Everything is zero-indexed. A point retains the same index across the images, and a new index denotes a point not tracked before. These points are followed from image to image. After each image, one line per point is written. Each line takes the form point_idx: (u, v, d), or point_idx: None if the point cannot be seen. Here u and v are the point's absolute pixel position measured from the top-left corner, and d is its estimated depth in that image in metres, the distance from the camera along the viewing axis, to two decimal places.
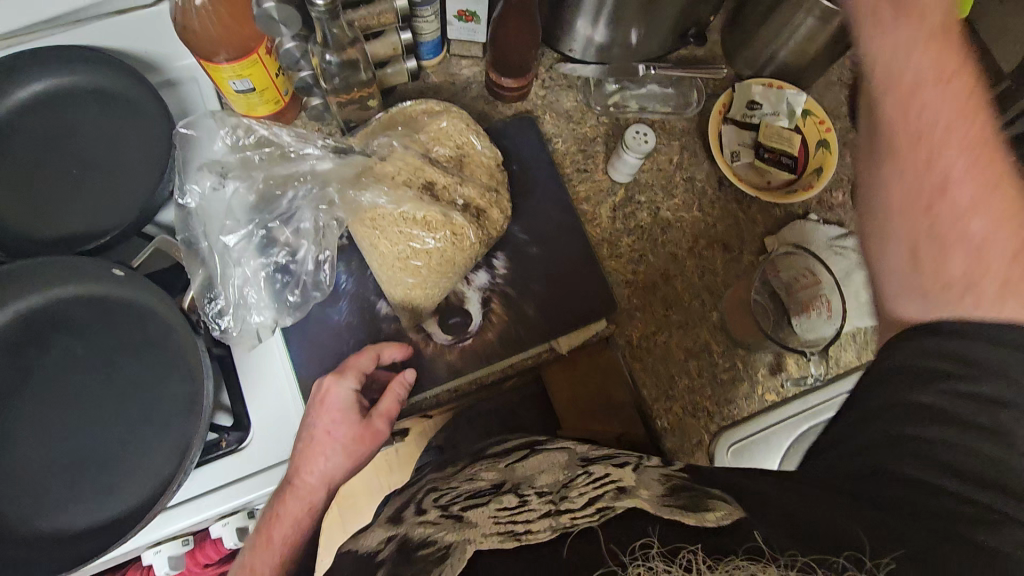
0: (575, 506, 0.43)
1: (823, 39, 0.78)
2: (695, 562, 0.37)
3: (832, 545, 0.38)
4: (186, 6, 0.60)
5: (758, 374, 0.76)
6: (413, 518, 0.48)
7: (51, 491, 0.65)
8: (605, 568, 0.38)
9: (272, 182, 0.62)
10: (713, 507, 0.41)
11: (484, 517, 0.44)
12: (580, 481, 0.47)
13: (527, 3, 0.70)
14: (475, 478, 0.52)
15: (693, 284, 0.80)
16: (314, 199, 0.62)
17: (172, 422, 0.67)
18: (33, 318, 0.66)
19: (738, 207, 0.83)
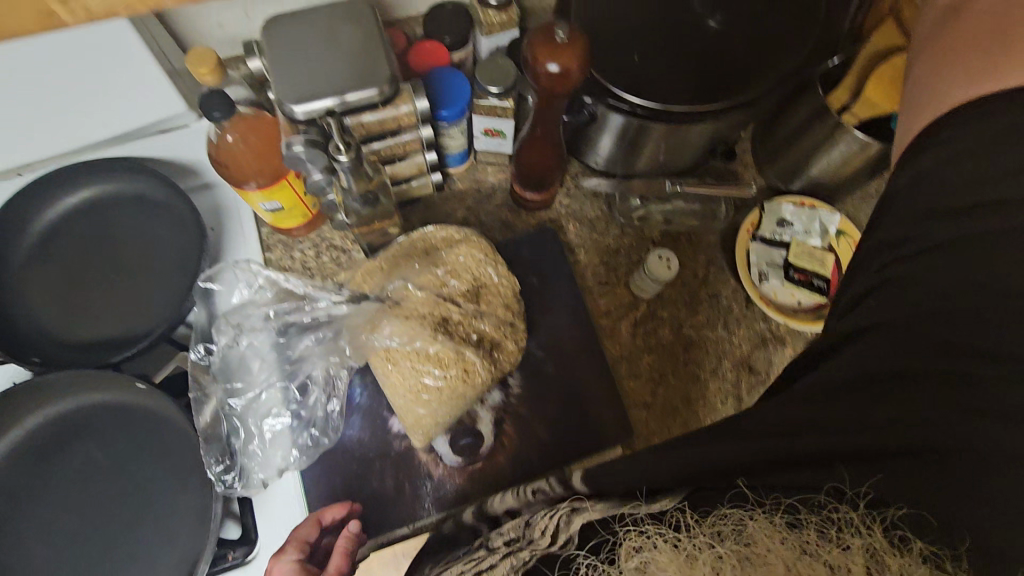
0: (538, 541, 0.40)
1: (859, 164, 0.75)
2: (679, 517, 0.36)
3: (811, 480, 0.37)
4: (219, 141, 0.62)
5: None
6: None
7: None
8: (596, 551, 0.37)
9: (285, 330, 0.63)
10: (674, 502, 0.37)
11: None
12: (540, 512, 0.44)
13: (550, 136, 0.71)
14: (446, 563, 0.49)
15: (715, 410, 0.77)
16: (327, 348, 0.63)
17: (183, 534, 0.68)
18: (60, 426, 0.68)
19: (766, 327, 0.80)
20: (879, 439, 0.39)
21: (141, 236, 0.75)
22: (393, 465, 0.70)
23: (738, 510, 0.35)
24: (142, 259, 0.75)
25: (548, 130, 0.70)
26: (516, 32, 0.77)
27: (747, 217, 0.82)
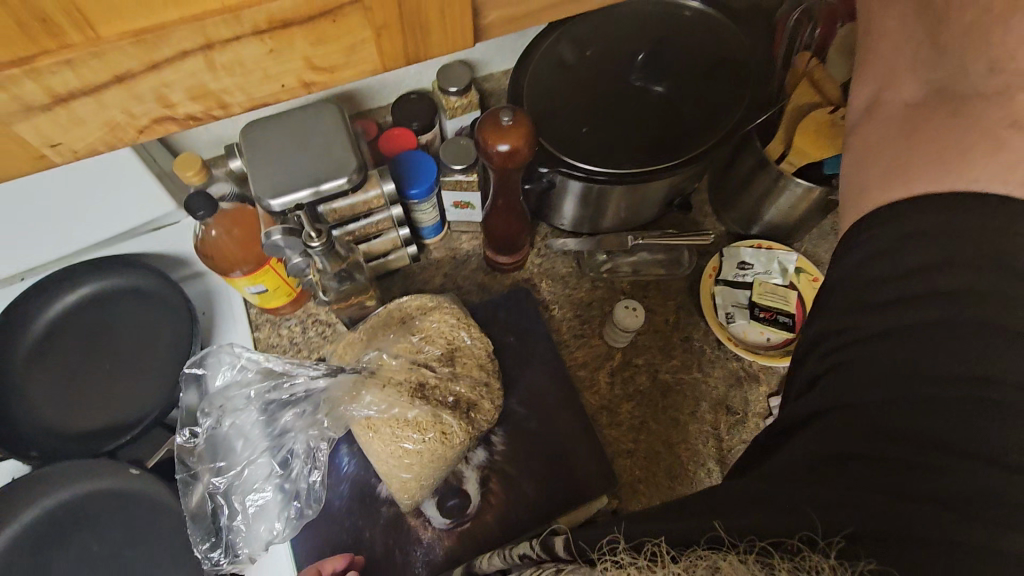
0: None
1: (806, 206, 0.80)
2: (658, 551, 0.34)
3: (786, 525, 0.33)
4: (204, 237, 0.68)
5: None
6: None
7: None
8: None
9: (265, 409, 0.64)
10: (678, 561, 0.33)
11: None
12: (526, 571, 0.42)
13: (513, 203, 0.76)
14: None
15: (697, 451, 0.78)
16: (306, 423, 0.63)
17: None
18: (57, 517, 0.70)
19: (740, 366, 0.83)
20: (861, 486, 0.34)
21: (137, 326, 0.80)
22: (383, 532, 0.71)
23: (713, 554, 0.32)
24: (137, 349, 0.80)
25: (508, 199, 0.76)
26: (476, 112, 0.85)
27: (708, 263, 0.86)
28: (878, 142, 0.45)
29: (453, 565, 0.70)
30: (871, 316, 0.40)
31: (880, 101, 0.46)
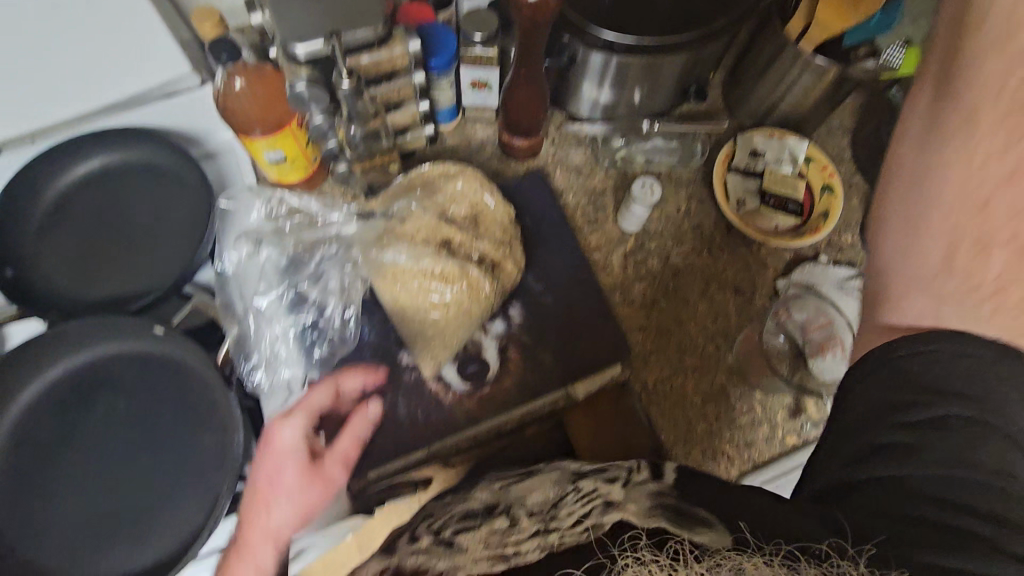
0: (563, 526, 0.44)
1: (821, 90, 0.81)
2: (681, 549, 0.39)
3: (818, 533, 0.40)
4: (226, 91, 0.68)
5: (778, 420, 0.76)
6: (408, 546, 0.47)
7: (87, 541, 0.67)
8: (593, 561, 0.41)
9: (301, 246, 0.73)
10: (711, 523, 0.41)
11: (474, 543, 0.45)
12: (569, 498, 0.47)
13: (537, 75, 0.75)
14: (468, 497, 0.52)
15: (707, 328, 0.81)
16: (340, 260, 0.73)
17: (206, 474, 0.70)
18: (78, 377, 0.69)
19: (748, 252, 0.85)
20: (879, 512, 0.42)
21: (154, 201, 0.79)
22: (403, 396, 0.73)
23: (738, 558, 0.38)
24: (153, 223, 0.79)
25: (533, 71, 0.75)
26: None
27: (721, 151, 0.87)
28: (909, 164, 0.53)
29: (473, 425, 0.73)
30: (915, 367, 0.46)
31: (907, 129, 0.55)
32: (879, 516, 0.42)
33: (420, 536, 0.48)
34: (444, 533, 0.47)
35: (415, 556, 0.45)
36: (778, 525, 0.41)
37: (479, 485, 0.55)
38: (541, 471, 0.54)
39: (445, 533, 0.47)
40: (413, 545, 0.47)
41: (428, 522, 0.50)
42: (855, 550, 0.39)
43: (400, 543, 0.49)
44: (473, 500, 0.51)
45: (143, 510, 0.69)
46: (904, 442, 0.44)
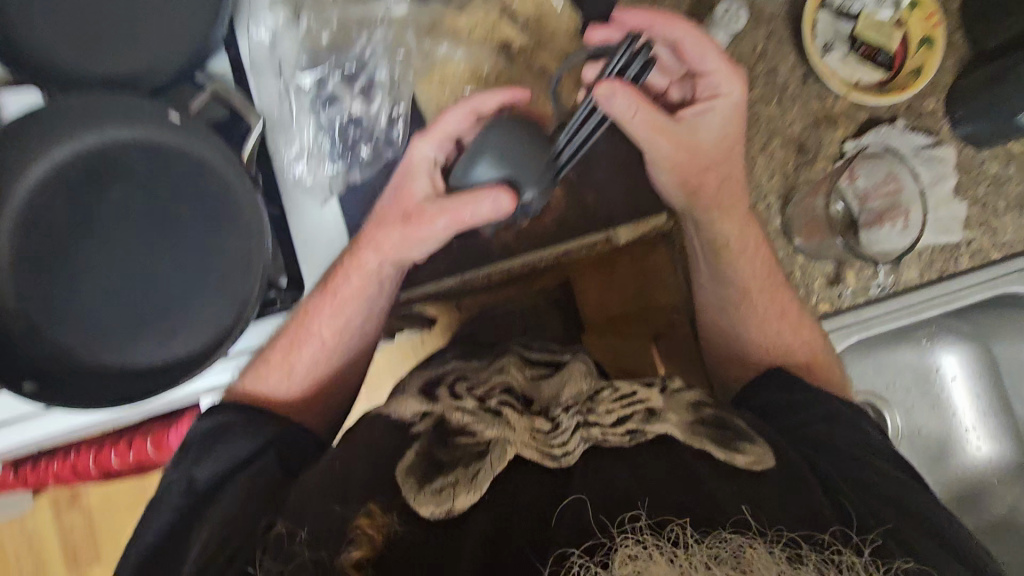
0: (605, 421, 0.43)
1: None
2: (680, 535, 0.36)
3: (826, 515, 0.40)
4: None
5: (815, 286, 0.77)
6: (449, 400, 0.47)
7: (110, 333, 0.64)
8: (594, 541, 0.37)
9: (346, 24, 0.70)
10: (747, 449, 0.43)
11: (519, 425, 0.43)
12: (606, 395, 0.45)
13: None
14: (506, 372, 0.51)
15: (761, 185, 0.77)
16: (388, 49, 0.71)
17: (231, 277, 0.66)
18: (88, 162, 0.63)
19: (821, 107, 0.78)
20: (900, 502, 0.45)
21: None
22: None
23: (740, 537, 0.35)
24: None
25: None
26: None
27: None
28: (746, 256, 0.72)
29: (509, 257, 0.76)
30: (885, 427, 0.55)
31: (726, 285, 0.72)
32: (884, 508, 0.44)
33: (456, 390, 0.49)
34: (482, 395, 0.46)
35: (453, 413, 0.45)
36: (779, 516, 0.39)
37: (507, 361, 0.55)
38: (569, 366, 0.52)
39: (488, 402, 0.45)
40: (455, 402, 0.46)
41: (462, 369, 0.54)
42: (856, 541, 0.39)
43: (440, 390, 0.50)
44: (510, 376, 0.50)
45: (156, 308, 0.65)
46: (886, 470, 0.49)
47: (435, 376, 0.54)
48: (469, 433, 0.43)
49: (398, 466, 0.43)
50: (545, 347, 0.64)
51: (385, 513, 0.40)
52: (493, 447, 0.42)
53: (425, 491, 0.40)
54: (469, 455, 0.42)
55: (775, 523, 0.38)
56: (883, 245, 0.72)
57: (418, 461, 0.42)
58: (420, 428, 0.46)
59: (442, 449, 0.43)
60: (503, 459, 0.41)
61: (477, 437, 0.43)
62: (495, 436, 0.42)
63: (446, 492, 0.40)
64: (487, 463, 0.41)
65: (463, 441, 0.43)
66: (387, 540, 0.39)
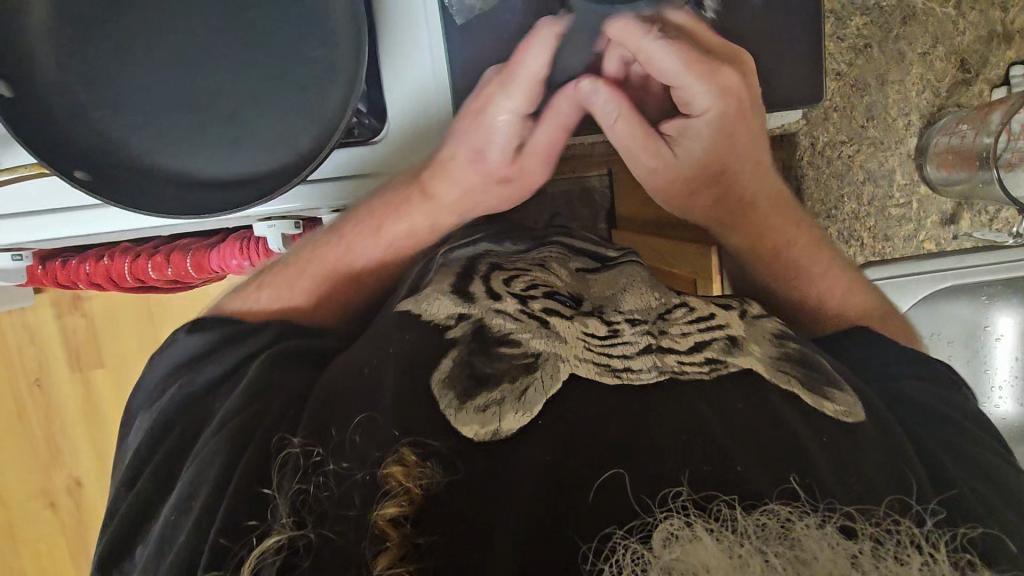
0: (680, 347, 0.39)
1: None
2: (724, 511, 0.30)
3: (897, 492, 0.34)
4: None
5: (927, 223, 0.71)
6: (487, 304, 0.42)
7: (168, 131, 0.54)
8: (640, 521, 0.30)
9: None
10: (835, 398, 0.39)
11: (574, 336, 0.39)
12: (678, 316, 0.42)
13: None
14: (548, 274, 0.47)
15: (907, 99, 0.68)
16: None
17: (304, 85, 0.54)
18: None
19: (1000, 18, 0.66)
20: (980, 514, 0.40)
21: None
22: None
23: (787, 508, 0.29)
24: None
25: None
26: None
27: None
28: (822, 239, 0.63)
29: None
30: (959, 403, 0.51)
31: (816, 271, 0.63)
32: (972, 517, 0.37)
33: (493, 287, 0.44)
34: (523, 296, 0.43)
35: (494, 317, 0.41)
36: (851, 491, 0.33)
37: (546, 255, 0.52)
38: (624, 268, 0.50)
39: (532, 307, 0.42)
40: (494, 303, 0.42)
41: (496, 258, 0.50)
42: (913, 507, 0.33)
43: (473, 285, 0.45)
44: (552, 278, 0.47)
45: (228, 109, 0.54)
46: None
47: (469, 255, 0.51)
48: (512, 343, 0.39)
49: (431, 373, 0.38)
50: (587, 241, 0.58)
51: (420, 461, 0.33)
52: (544, 359, 0.37)
53: (467, 408, 0.35)
54: (516, 367, 0.37)
55: (836, 495, 0.32)
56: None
57: (458, 369, 0.37)
58: (456, 333, 0.40)
59: (483, 361, 0.38)
60: (557, 377, 0.36)
61: (522, 349, 0.38)
62: (547, 350, 0.38)
63: (492, 410, 0.35)
64: (537, 382, 0.36)
65: (508, 352, 0.38)
66: (420, 496, 0.32)
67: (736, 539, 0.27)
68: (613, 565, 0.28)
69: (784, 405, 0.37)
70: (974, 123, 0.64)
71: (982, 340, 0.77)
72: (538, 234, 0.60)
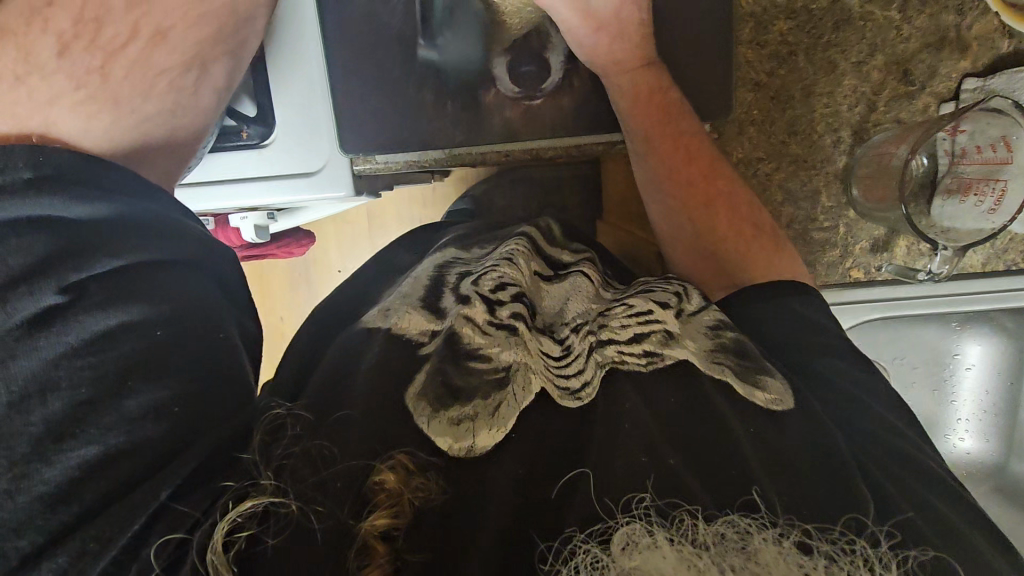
0: (618, 338, 0.40)
1: None
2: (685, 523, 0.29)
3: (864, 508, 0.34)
4: None
5: (855, 249, 0.72)
6: (456, 309, 0.41)
7: None
8: (600, 525, 0.30)
9: None
10: (765, 384, 0.40)
11: (535, 347, 0.39)
12: (617, 311, 0.43)
13: None
14: (513, 264, 0.44)
15: (837, 114, 0.69)
16: None
17: None
18: None
19: (955, 24, 0.65)
20: None
21: None
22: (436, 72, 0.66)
23: (746, 519, 0.29)
24: None
25: None
26: None
27: None
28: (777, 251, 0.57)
29: (511, 140, 0.68)
30: None
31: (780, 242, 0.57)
32: None
33: (461, 292, 0.42)
34: (492, 302, 0.40)
35: (465, 327, 0.39)
36: (802, 501, 0.33)
37: (513, 246, 0.48)
38: (573, 274, 0.48)
39: (500, 314, 0.40)
40: (463, 309, 0.40)
41: (462, 266, 0.47)
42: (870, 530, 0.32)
43: (442, 298, 0.42)
44: (519, 272, 0.44)
45: None
46: None
47: (432, 269, 0.47)
48: (482, 357, 0.37)
49: (406, 388, 0.36)
50: (546, 230, 0.56)
51: (418, 471, 0.32)
52: (514, 371, 0.37)
53: (441, 418, 0.34)
54: (489, 385, 0.36)
55: (796, 512, 0.32)
56: (959, 223, 0.65)
57: (430, 383, 0.36)
58: (430, 349, 0.38)
59: (457, 373, 0.36)
60: (527, 391, 0.36)
61: (492, 363, 0.37)
62: (516, 360, 0.37)
63: (464, 426, 0.34)
64: (510, 397, 0.36)
65: (478, 368, 0.37)
66: (412, 507, 0.31)
67: (696, 548, 0.27)
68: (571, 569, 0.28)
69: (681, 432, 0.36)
70: (894, 143, 0.65)
71: (950, 368, 0.76)
72: (507, 229, 0.56)
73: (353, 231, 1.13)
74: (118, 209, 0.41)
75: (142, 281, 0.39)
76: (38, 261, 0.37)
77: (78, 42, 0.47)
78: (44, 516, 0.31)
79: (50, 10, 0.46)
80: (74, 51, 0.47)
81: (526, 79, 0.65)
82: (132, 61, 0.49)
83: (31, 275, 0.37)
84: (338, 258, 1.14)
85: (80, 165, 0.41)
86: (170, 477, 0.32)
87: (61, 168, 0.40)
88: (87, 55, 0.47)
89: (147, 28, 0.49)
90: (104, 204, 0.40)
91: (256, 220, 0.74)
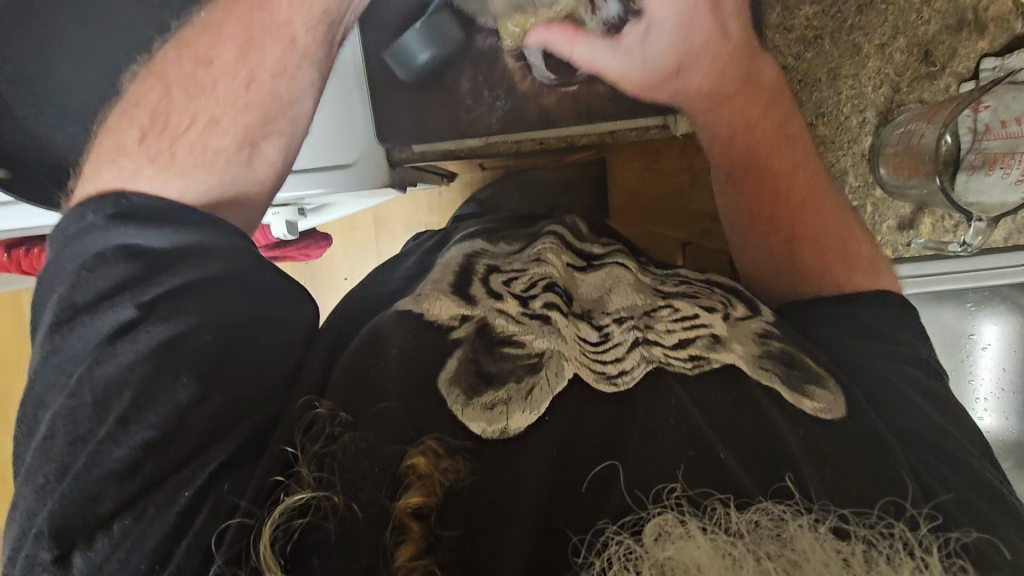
0: (666, 342, 0.40)
1: None
2: (716, 512, 0.29)
3: (901, 499, 0.34)
4: None
5: (883, 227, 0.71)
6: (490, 301, 0.41)
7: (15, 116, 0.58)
8: (632, 517, 0.30)
9: None
10: (816, 395, 0.40)
11: (572, 334, 0.39)
12: (665, 314, 0.42)
13: None
14: (543, 263, 0.45)
15: (861, 95, 0.67)
16: None
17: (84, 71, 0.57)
18: None
19: (972, 5, 0.64)
20: None
21: None
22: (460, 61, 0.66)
23: (780, 506, 0.29)
24: None
25: None
26: None
27: None
28: (858, 263, 0.53)
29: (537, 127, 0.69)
30: None
31: (860, 256, 0.53)
32: None
33: (492, 286, 0.43)
34: (524, 297, 0.41)
35: (498, 317, 0.39)
36: (837, 492, 0.33)
37: (541, 246, 0.48)
38: (609, 267, 0.48)
39: (533, 306, 0.41)
40: (496, 303, 0.41)
41: (490, 259, 0.47)
42: (909, 514, 0.33)
43: (474, 287, 0.43)
44: (553, 269, 0.45)
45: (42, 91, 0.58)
46: None
47: (460, 257, 0.47)
48: (517, 343, 0.38)
49: (439, 372, 0.36)
50: (575, 228, 0.56)
51: (447, 455, 0.33)
52: (548, 357, 0.37)
53: (474, 405, 0.35)
54: (522, 368, 0.37)
55: (832, 499, 0.32)
56: (984, 197, 0.64)
57: (462, 369, 0.36)
58: (461, 334, 0.38)
59: (488, 360, 0.37)
60: (560, 376, 0.36)
61: (526, 349, 0.38)
62: (549, 347, 0.37)
63: (498, 409, 0.35)
64: (543, 380, 0.36)
65: (512, 353, 0.37)
66: (443, 488, 0.31)
67: (730, 538, 0.27)
68: (606, 560, 0.28)
69: (710, 416, 0.36)
70: (924, 121, 0.63)
71: (967, 349, 0.75)
72: (532, 226, 0.57)
73: (365, 234, 1.13)
74: (182, 239, 0.40)
75: (207, 300, 0.39)
76: (115, 288, 0.39)
77: (153, 130, 0.45)
78: (113, 487, 0.33)
79: (134, 112, 0.46)
80: (150, 138, 0.44)
81: (562, 67, 0.64)
82: (191, 140, 0.45)
83: (105, 300, 0.38)
84: (345, 266, 1.16)
85: (159, 207, 0.41)
86: (213, 455, 0.34)
87: (149, 207, 0.41)
88: (160, 140, 0.44)
89: (202, 114, 0.45)
90: (174, 232, 0.40)
91: (288, 216, 0.73)
